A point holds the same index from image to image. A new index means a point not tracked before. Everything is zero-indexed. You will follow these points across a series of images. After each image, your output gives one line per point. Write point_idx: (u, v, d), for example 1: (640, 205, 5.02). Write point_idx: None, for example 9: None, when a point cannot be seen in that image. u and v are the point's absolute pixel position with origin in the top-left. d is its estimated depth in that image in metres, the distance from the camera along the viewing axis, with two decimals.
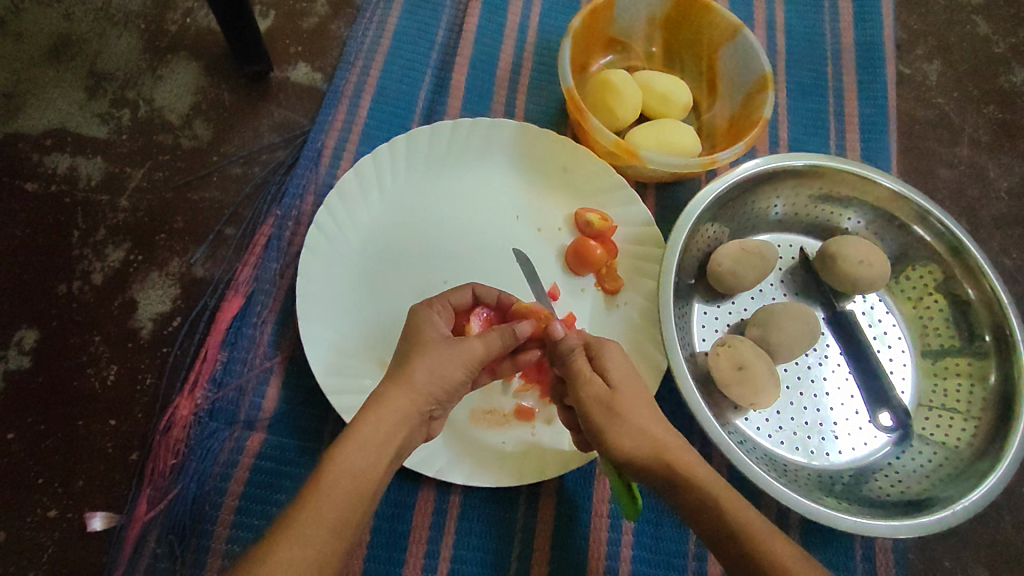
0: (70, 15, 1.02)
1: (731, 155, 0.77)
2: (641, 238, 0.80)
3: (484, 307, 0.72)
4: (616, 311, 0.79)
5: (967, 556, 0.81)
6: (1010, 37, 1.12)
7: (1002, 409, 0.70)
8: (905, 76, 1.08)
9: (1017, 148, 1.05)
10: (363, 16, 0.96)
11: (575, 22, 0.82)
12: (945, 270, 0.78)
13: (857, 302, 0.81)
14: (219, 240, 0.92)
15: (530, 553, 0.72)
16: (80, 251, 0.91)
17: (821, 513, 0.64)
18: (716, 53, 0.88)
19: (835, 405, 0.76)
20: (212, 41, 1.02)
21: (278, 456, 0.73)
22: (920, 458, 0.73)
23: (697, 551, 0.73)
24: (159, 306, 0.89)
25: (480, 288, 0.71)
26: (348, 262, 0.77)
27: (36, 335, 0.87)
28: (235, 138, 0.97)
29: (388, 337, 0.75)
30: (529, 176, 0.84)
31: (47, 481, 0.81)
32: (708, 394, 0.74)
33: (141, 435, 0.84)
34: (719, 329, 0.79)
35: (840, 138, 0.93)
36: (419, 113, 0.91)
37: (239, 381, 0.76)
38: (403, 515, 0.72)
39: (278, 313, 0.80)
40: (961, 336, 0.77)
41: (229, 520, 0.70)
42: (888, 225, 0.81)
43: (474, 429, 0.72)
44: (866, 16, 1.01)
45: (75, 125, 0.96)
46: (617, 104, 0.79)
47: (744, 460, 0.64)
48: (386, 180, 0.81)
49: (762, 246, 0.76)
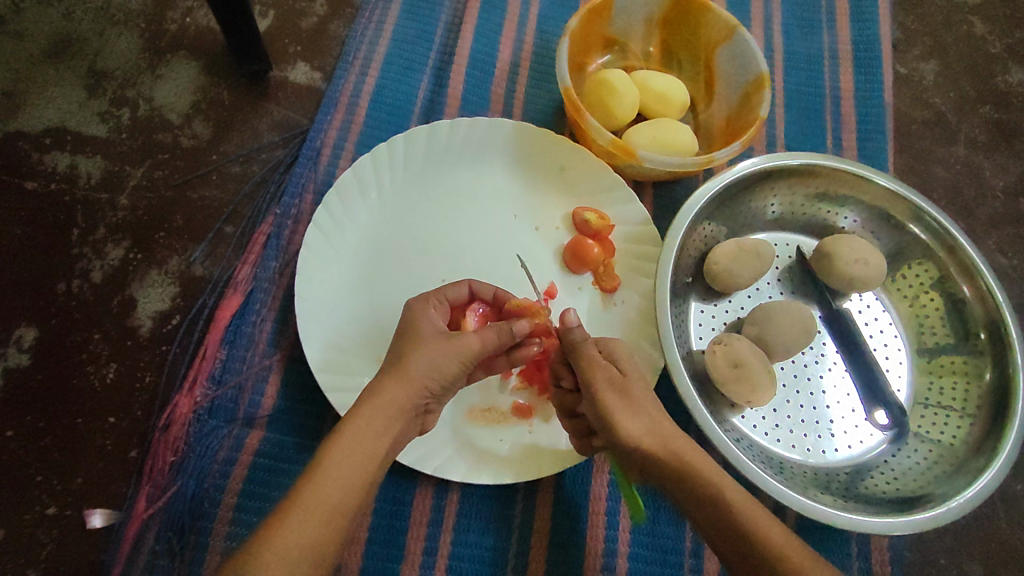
0: (70, 15, 1.02)
1: (728, 154, 0.77)
2: (640, 237, 0.81)
3: (479, 302, 0.72)
4: (614, 309, 0.80)
5: (964, 554, 0.81)
6: (1006, 38, 1.12)
7: (997, 407, 0.71)
8: (902, 76, 1.08)
9: (1013, 147, 1.05)
10: (362, 15, 0.96)
11: (574, 22, 0.83)
12: (941, 269, 0.78)
13: (853, 301, 0.81)
14: (219, 238, 0.93)
15: (528, 550, 0.72)
16: (79, 250, 0.91)
17: (817, 510, 0.64)
18: (714, 53, 0.88)
19: (831, 402, 0.77)
20: (212, 40, 1.03)
21: (277, 454, 0.74)
22: (915, 455, 0.73)
23: (694, 548, 0.74)
24: (158, 305, 0.90)
25: (477, 284, 0.71)
26: (347, 261, 0.78)
27: (36, 333, 0.88)
28: (234, 137, 0.98)
29: (387, 336, 0.75)
30: (528, 175, 0.85)
31: (47, 479, 0.82)
32: (705, 392, 0.75)
33: (140, 433, 0.84)
34: (717, 327, 0.79)
35: (837, 138, 0.94)
36: (418, 112, 0.91)
37: (238, 379, 0.77)
38: (401, 512, 0.72)
39: (278, 311, 0.80)
40: (957, 334, 0.77)
41: (228, 517, 0.71)
42: (884, 224, 0.81)
43: (472, 426, 0.72)
44: (864, 16, 1.02)
45: (75, 124, 0.97)
46: (615, 103, 0.80)
47: (740, 457, 0.65)
48: (385, 180, 0.82)
49: (759, 245, 0.77)
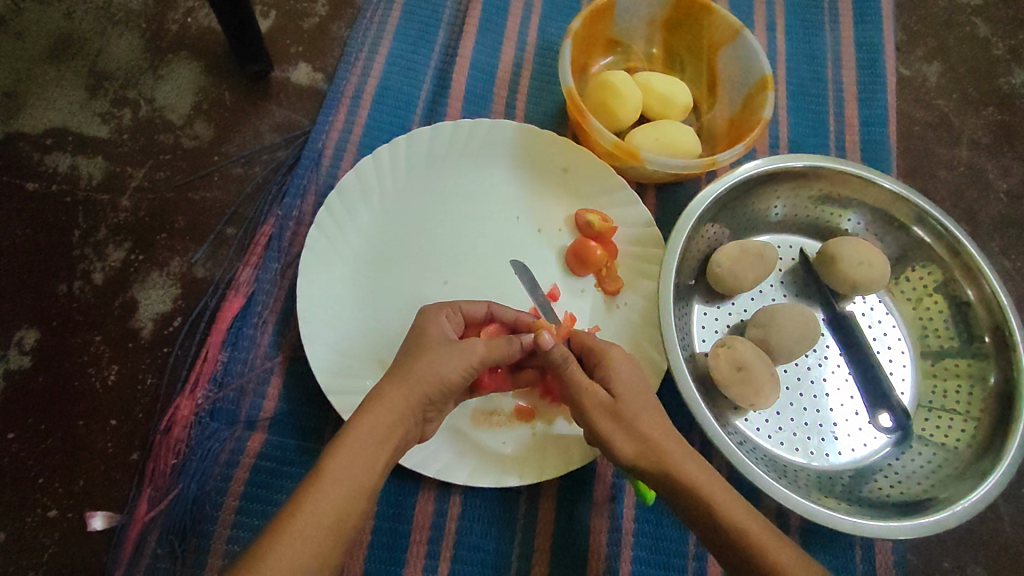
0: (71, 15, 1.02)
1: (731, 156, 0.77)
2: (642, 239, 0.80)
3: (498, 325, 0.69)
4: (617, 312, 0.80)
5: (966, 556, 0.81)
6: (1009, 39, 1.12)
7: (1002, 411, 0.70)
8: (905, 76, 1.08)
9: (1016, 149, 1.05)
10: (363, 16, 0.96)
11: (576, 23, 0.82)
12: (945, 272, 0.78)
13: (857, 303, 0.81)
14: (220, 240, 0.92)
15: (531, 553, 0.72)
16: (80, 251, 0.91)
17: (820, 513, 0.64)
18: (716, 54, 0.88)
19: (835, 405, 0.76)
20: (212, 41, 1.03)
21: (278, 456, 0.73)
22: (919, 459, 0.73)
23: (697, 551, 0.73)
24: (159, 306, 0.89)
25: (497, 306, 0.69)
26: (348, 263, 0.78)
27: (37, 335, 0.87)
28: (236, 138, 0.98)
29: (388, 339, 0.75)
30: (530, 177, 0.85)
31: (48, 481, 0.81)
32: (708, 394, 0.74)
33: (142, 435, 0.84)
34: (720, 329, 0.79)
35: (840, 139, 0.94)
36: (420, 114, 0.91)
37: (240, 381, 0.76)
38: (403, 515, 0.72)
39: (279, 313, 0.80)
40: (961, 337, 0.77)
41: (229, 520, 0.70)
42: (888, 226, 0.81)
43: (474, 429, 0.72)
44: (866, 17, 1.01)
45: (76, 125, 0.96)
46: (617, 105, 0.79)
47: (745, 461, 0.64)
48: (387, 184, 0.81)
49: (763, 246, 0.76)
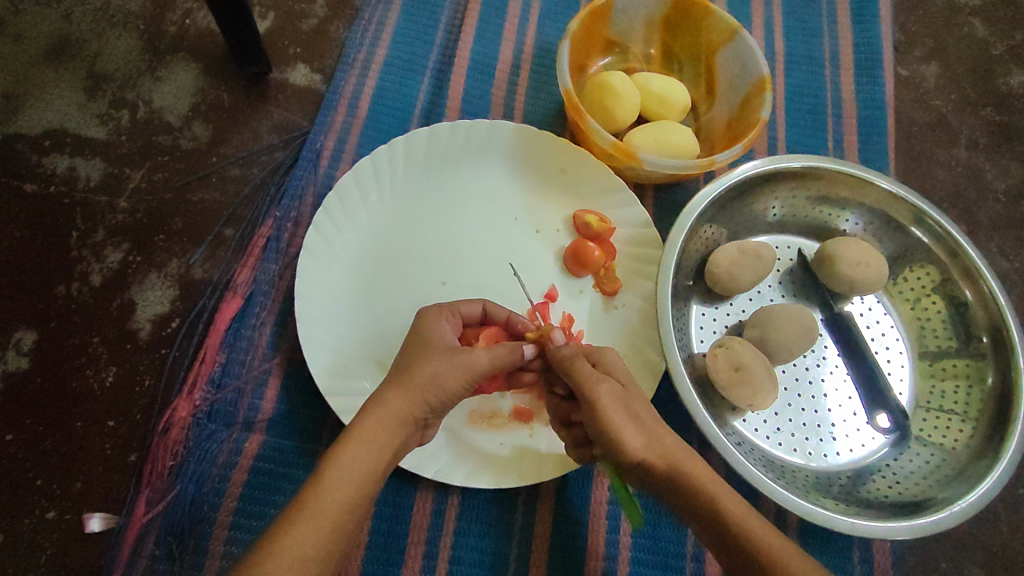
0: (70, 16, 1.02)
1: (729, 157, 0.77)
2: (640, 240, 0.80)
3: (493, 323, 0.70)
4: (615, 312, 0.79)
5: (965, 557, 0.81)
6: (1008, 39, 1.12)
7: (1000, 411, 0.70)
8: (903, 77, 1.08)
9: (1014, 149, 1.05)
10: (362, 17, 0.96)
11: (575, 24, 0.82)
12: (944, 273, 0.78)
13: (855, 303, 0.81)
14: (218, 241, 0.93)
15: (529, 554, 0.72)
16: (79, 252, 0.91)
17: (819, 514, 0.64)
18: (714, 54, 0.88)
19: (834, 406, 0.76)
20: (212, 42, 1.03)
21: (276, 458, 0.73)
22: (917, 459, 0.73)
23: (696, 552, 0.73)
24: (158, 307, 0.89)
25: (491, 304, 0.70)
26: (346, 264, 0.78)
27: (35, 337, 0.87)
28: (234, 139, 0.98)
29: (387, 341, 0.75)
30: (528, 178, 0.85)
31: (46, 482, 0.81)
32: (706, 395, 0.74)
33: (140, 436, 0.84)
34: (719, 330, 0.79)
35: (839, 139, 0.94)
36: (419, 114, 0.91)
37: (238, 382, 0.76)
38: (401, 516, 0.72)
39: (277, 314, 0.80)
40: (958, 338, 0.77)
41: (228, 521, 0.70)
42: (886, 226, 0.81)
43: (472, 431, 0.72)
44: (864, 17, 1.02)
45: (75, 126, 0.97)
46: (616, 105, 0.79)
47: (744, 463, 0.64)
48: (386, 183, 0.81)
49: (761, 246, 0.76)
